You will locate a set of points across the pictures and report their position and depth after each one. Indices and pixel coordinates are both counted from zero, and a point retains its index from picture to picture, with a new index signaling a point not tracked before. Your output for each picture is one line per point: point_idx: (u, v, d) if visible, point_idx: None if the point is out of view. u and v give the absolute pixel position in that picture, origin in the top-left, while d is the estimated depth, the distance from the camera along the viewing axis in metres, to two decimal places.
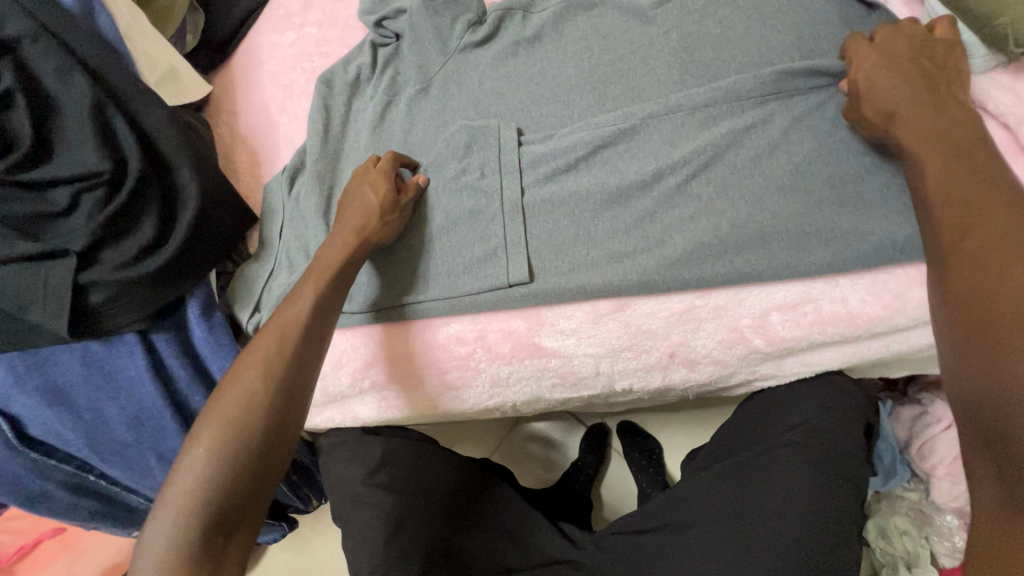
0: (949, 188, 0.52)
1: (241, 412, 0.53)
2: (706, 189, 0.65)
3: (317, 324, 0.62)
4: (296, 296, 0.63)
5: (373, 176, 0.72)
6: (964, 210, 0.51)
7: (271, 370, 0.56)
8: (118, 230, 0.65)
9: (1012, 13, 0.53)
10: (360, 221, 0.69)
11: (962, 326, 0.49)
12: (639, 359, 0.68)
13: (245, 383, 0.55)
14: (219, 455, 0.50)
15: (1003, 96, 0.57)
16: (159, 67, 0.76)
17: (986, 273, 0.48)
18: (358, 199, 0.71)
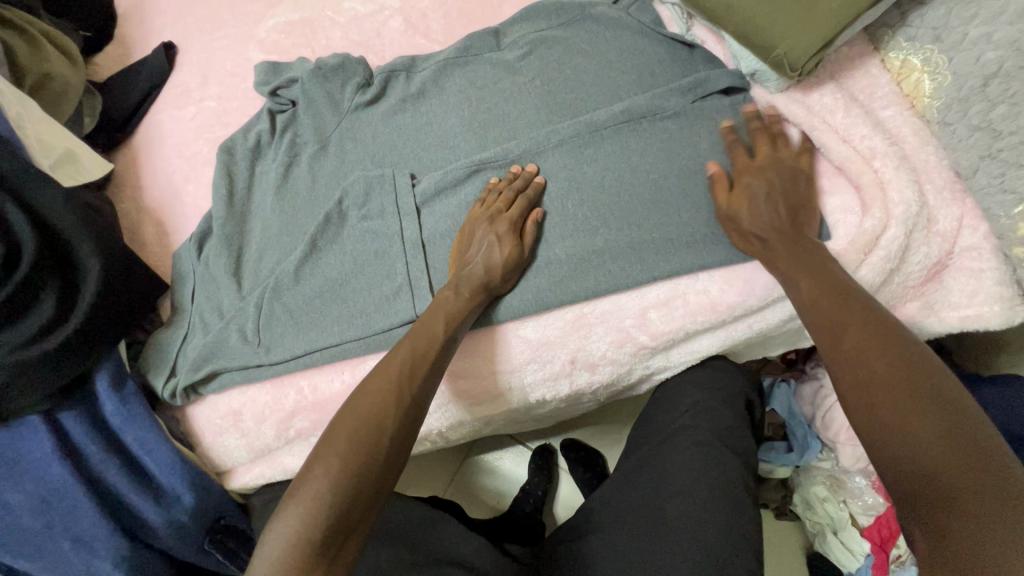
0: (816, 298, 0.58)
1: (367, 448, 0.56)
2: (580, 208, 0.74)
3: (441, 364, 0.65)
4: (429, 333, 0.65)
5: (503, 230, 0.70)
6: (811, 305, 0.58)
7: (400, 401, 0.60)
8: (15, 312, 0.65)
9: (785, 45, 0.65)
10: (481, 278, 0.69)
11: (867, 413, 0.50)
12: (544, 369, 0.74)
13: (372, 417, 0.58)
14: (349, 465, 0.55)
15: (796, 110, 0.70)
16: (55, 152, 0.79)
17: (858, 362, 0.52)
18: (480, 246, 0.70)
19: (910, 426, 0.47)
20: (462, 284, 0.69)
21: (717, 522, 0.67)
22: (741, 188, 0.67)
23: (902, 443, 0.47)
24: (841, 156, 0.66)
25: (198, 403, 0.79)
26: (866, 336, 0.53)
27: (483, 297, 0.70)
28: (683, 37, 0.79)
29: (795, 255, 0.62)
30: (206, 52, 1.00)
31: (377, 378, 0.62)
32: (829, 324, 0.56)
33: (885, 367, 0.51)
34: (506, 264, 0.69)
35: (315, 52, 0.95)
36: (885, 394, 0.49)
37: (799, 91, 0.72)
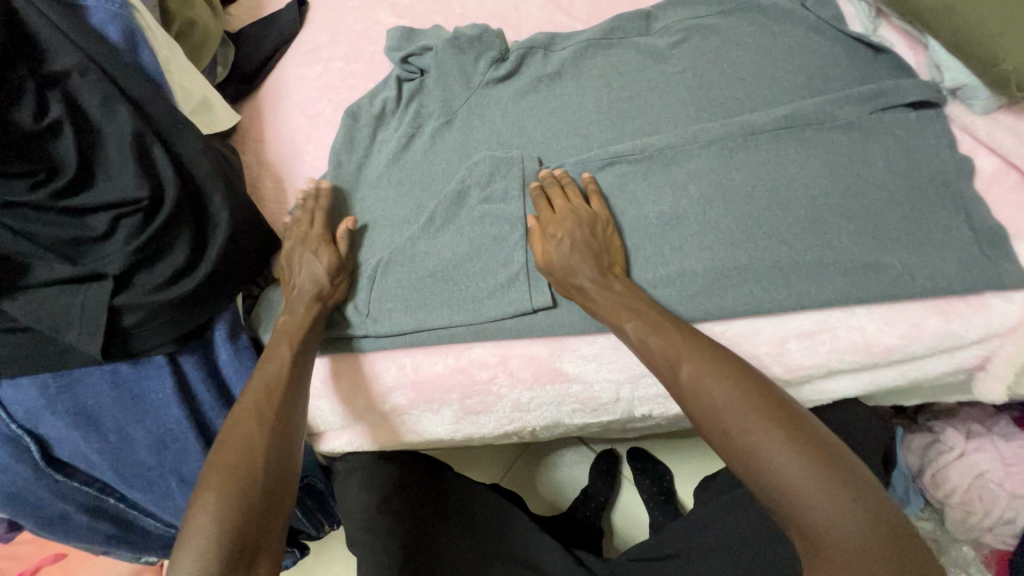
0: (678, 367, 0.58)
1: (243, 467, 0.57)
2: (723, 218, 0.67)
3: (298, 365, 0.67)
4: (276, 348, 0.68)
5: (319, 245, 0.74)
6: (716, 416, 0.54)
7: (265, 414, 0.62)
8: (152, 255, 0.66)
9: (1013, 60, 0.55)
10: (314, 286, 0.73)
11: (789, 495, 0.49)
12: (659, 385, 0.69)
13: (245, 435, 0.59)
14: (236, 485, 0.55)
15: (1005, 137, 0.61)
16: (194, 99, 0.80)
17: (771, 441, 0.50)
18: (299, 261, 0.74)
19: (821, 516, 0.47)
20: (295, 292, 0.73)
21: None
22: (563, 216, 0.69)
23: (828, 548, 0.47)
24: None
25: None
26: (765, 445, 0.50)
27: (321, 307, 0.73)
28: (868, 39, 0.70)
29: (622, 304, 0.64)
30: (338, 11, 0.99)
31: (241, 403, 0.62)
32: (732, 434, 0.52)
33: (791, 457, 0.49)
34: (327, 273, 0.73)
35: (447, 20, 0.91)
36: (799, 506, 0.48)
37: (1011, 114, 0.62)
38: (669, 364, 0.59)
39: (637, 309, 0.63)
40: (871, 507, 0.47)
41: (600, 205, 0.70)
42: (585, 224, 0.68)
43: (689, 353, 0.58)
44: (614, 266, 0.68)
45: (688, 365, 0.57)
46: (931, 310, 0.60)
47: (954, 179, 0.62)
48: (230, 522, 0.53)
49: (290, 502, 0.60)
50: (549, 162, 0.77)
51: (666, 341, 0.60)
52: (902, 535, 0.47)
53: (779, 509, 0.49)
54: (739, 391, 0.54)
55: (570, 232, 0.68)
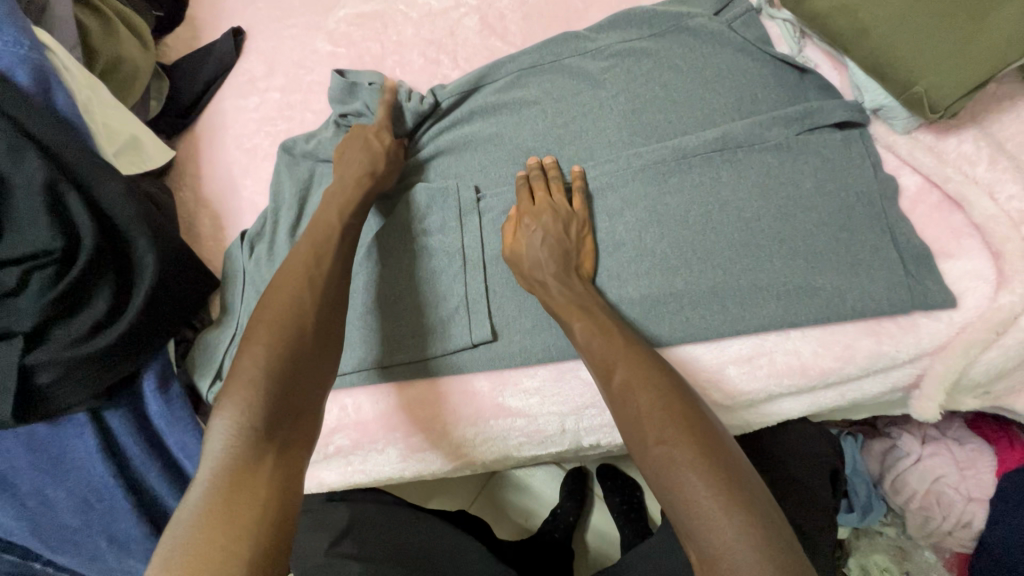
0: (612, 370, 0.57)
1: (291, 339, 0.58)
2: (659, 244, 0.66)
3: (347, 247, 0.68)
4: (326, 223, 0.68)
5: (380, 129, 0.76)
6: (636, 420, 0.54)
7: (307, 293, 0.62)
8: (69, 307, 0.63)
9: (926, 82, 0.56)
10: (366, 166, 0.72)
11: (684, 488, 0.48)
12: (603, 415, 0.68)
13: (292, 304, 0.60)
14: (279, 352, 0.57)
15: (926, 157, 0.61)
16: (119, 139, 0.77)
17: (680, 437, 0.51)
18: (358, 143, 0.74)
19: (714, 517, 0.46)
20: (347, 174, 0.72)
21: None
22: (541, 207, 0.68)
23: (712, 556, 0.45)
24: (985, 215, 0.57)
25: None
26: (676, 450, 0.50)
27: (376, 185, 0.73)
28: (794, 60, 0.70)
29: (576, 305, 0.62)
30: (275, 40, 0.96)
31: (289, 268, 0.63)
32: (647, 442, 0.52)
33: (692, 459, 0.49)
34: (384, 154, 0.74)
35: (384, 46, 0.90)
36: (693, 512, 0.47)
37: (932, 133, 0.62)
38: (604, 370, 0.58)
39: (594, 319, 0.61)
40: (774, 536, 0.45)
41: (582, 205, 0.69)
42: (562, 219, 0.67)
43: (630, 357, 0.57)
44: (580, 266, 0.66)
45: (617, 370, 0.57)
46: (862, 331, 0.60)
47: (880, 200, 0.62)
48: (271, 385, 0.55)
49: (318, 390, 0.59)
50: (487, 192, 0.76)
51: (607, 346, 0.58)
52: (793, 557, 0.45)
53: (674, 509, 0.49)
54: (666, 398, 0.54)
55: (545, 224, 0.66)
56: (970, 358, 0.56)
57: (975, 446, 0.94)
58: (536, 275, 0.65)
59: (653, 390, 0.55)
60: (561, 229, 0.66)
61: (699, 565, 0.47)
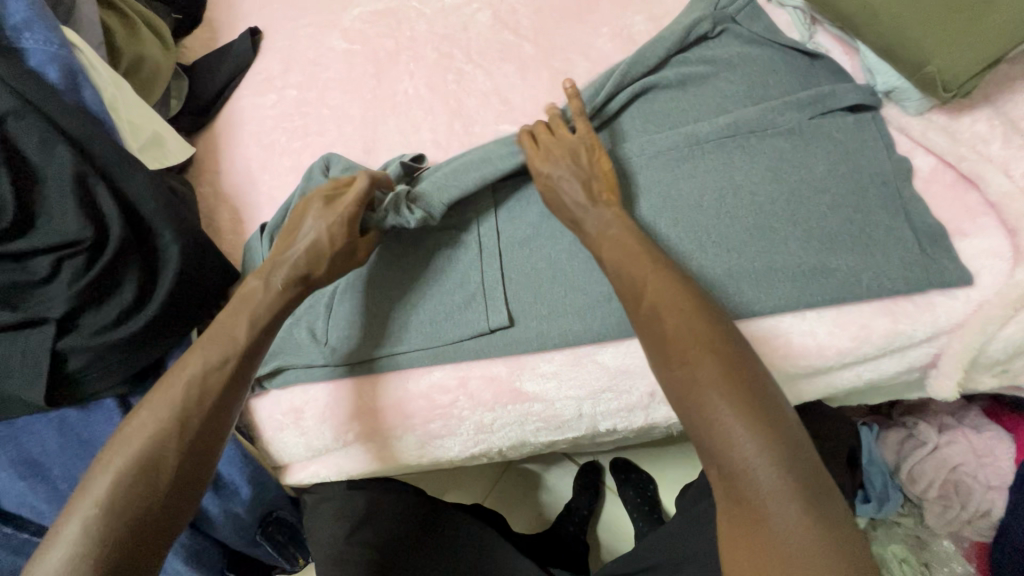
0: (644, 296, 0.57)
1: (138, 488, 0.54)
2: (674, 229, 0.66)
3: (240, 374, 0.62)
4: (225, 342, 0.62)
5: (336, 229, 0.65)
6: (663, 345, 0.54)
7: (202, 397, 0.59)
8: (98, 296, 0.65)
9: (938, 62, 0.56)
10: (301, 268, 0.66)
11: (704, 410, 0.50)
12: (620, 399, 0.69)
13: (147, 445, 0.55)
14: (133, 463, 0.54)
15: (938, 137, 0.62)
16: (143, 135, 0.79)
17: (704, 362, 0.52)
18: (309, 239, 0.66)
19: (731, 436, 0.48)
20: (275, 275, 0.66)
21: None
22: (547, 147, 0.68)
23: (732, 470, 0.48)
24: (999, 193, 0.58)
25: (262, 397, 0.77)
26: (704, 373, 0.51)
27: (304, 289, 0.67)
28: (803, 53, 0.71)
29: (609, 237, 0.62)
30: (291, 39, 0.99)
31: (161, 398, 0.58)
32: (673, 367, 0.53)
33: (715, 385, 0.50)
34: (331, 257, 0.66)
35: (398, 43, 0.91)
36: (716, 431, 0.49)
37: (944, 114, 0.63)
38: (635, 293, 0.58)
39: (628, 252, 0.60)
40: (790, 456, 0.47)
41: (587, 127, 0.69)
42: (571, 150, 0.67)
43: (663, 285, 0.57)
44: (607, 189, 0.66)
45: (649, 297, 0.57)
46: (879, 309, 0.60)
47: (895, 180, 0.62)
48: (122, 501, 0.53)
49: (181, 511, 0.56)
50: (502, 183, 0.77)
51: (638, 274, 0.58)
52: (805, 477, 0.47)
53: (695, 427, 0.51)
54: (697, 325, 0.54)
55: (557, 160, 0.67)
56: (988, 334, 0.57)
57: (992, 434, 0.94)
58: (570, 215, 0.66)
59: (686, 318, 0.54)
60: (570, 159, 0.67)
61: (718, 477, 0.49)
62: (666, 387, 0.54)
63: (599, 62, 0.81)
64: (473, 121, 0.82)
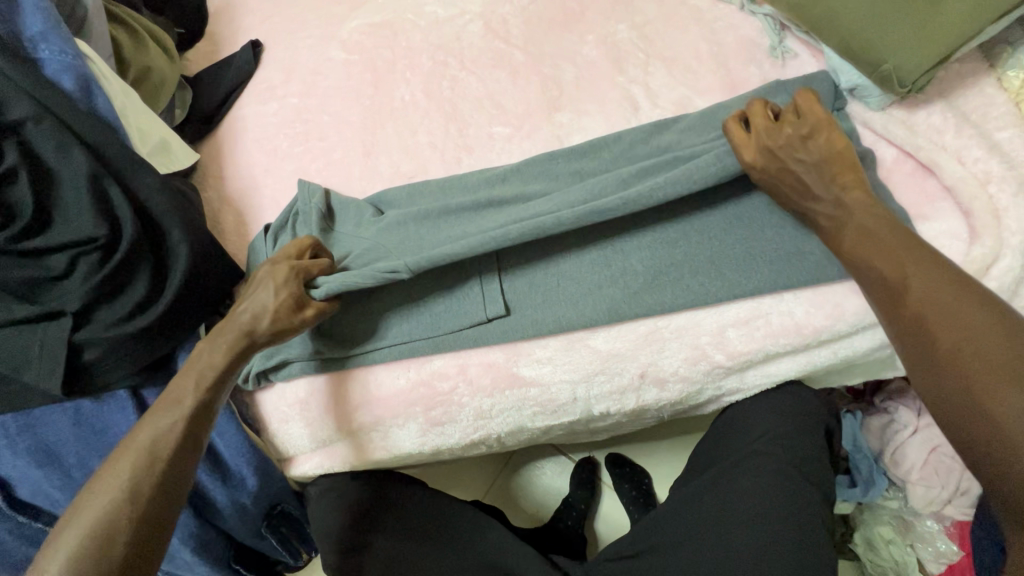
0: (902, 271, 0.56)
1: (96, 553, 0.53)
2: (659, 218, 0.72)
3: (193, 438, 0.62)
4: (184, 400, 0.63)
5: (280, 280, 0.67)
6: (918, 323, 0.54)
7: (176, 429, 0.61)
8: (112, 291, 0.68)
9: (894, 60, 0.62)
10: (243, 325, 0.67)
11: (961, 388, 0.50)
12: (612, 381, 0.72)
13: (107, 510, 0.55)
14: (114, 497, 0.56)
15: (899, 129, 0.67)
16: (151, 140, 0.82)
17: (971, 341, 0.51)
18: (253, 295, 0.68)
19: (999, 410, 0.47)
20: (221, 333, 0.67)
21: (791, 558, 0.65)
22: (774, 134, 0.64)
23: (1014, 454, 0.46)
24: (956, 177, 0.62)
25: (267, 389, 0.80)
26: (980, 368, 0.49)
27: (248, 348, 0.67)
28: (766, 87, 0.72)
29: (861, 230, 0.60)
30: (291, 50, 1.03)
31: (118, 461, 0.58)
32: (932, 342, 0.53)
33: (989, 357, 0.50)
34: (274, 312, 0.67)
35: (394, 53, 0.96)
36: (1007, 437, 0.47)
37: (903, 108, 0.68)
38: (865, 269, 0.59)
39: (870, 243, 0.59)
40: None
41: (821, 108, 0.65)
42: (807, 132, 0.64)
43: (922, 266, 0.56)
44: (846, 171, 0.62)
45: (895, 289, 0.56)
46: (850, 289, 0.66)
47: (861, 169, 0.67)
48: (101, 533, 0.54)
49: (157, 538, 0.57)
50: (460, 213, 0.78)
51: (892, 260, 0.57)
52: None
53: (952, 409, 0.51)
54: (959, 315, 0.52)
55: (788, 149, 0.64)
56: None
57: None
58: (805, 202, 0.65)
59: (956, 299, 0.53)
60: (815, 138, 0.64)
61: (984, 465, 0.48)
62: (916, 367, 0.55)
63: (587, 68, 0.85)
64: (468, 125, 0.87)
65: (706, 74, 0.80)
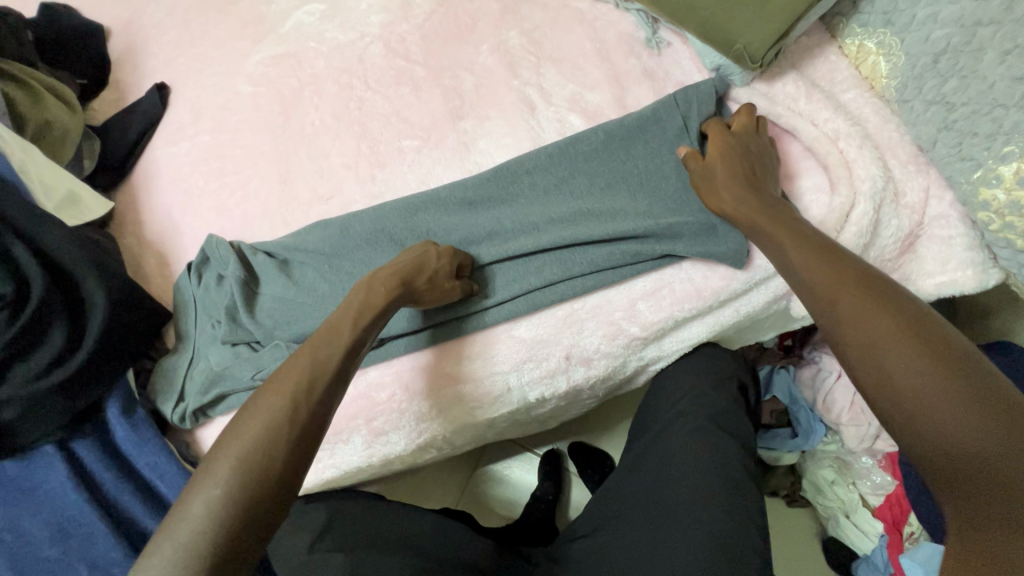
0: (796, 254, 0.59)
1: (263, 464, 0.51)
2: (564, 208, 0.76)
3: (345, 369, 0.61)
4: (335, 335, 0.62)
5: (442, 249, 0.73)
6: (811, 289, 0.56)
7: (334, 350, 0.61)
8: (26, 347, 0.68)
9: (743, 39, 0.71)
10: (406, 274, 0.69)
11: (856, 342, 0.51)
12: (540, 367, 0.75)
13: (263, 435, 0.53)
14: (284, 409, 0.55)
15: (761, 101, 0.74)
16: (58, 194, 0.82)
17: (853, 297, 0.53)
18: (417, 255, 0.71)
19: (896, 372, 0.47)
20: (377, 280, 0.68)
21: (723, 504, 0.68)
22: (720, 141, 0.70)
23: (918, 405, 0.45)
24: (810, 138, 0.71)
25: (207, 425, 0.80)
26: (863, 333, 0.50)
27: (404, 294, 0.68)
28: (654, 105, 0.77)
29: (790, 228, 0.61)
30: (198, 89, 1.03)
31: (280, 381, 0.57)
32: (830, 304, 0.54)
33: (865, 309, 0.51)
34: (433, 272, 0.70)
35: (300, 81, 0.98)
36: (906, 387, 0.46)
37: (763, 82, 0.77)
38: (773, 247, 0.61)
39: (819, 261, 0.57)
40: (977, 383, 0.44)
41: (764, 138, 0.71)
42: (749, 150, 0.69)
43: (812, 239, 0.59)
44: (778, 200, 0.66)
45: (814, 262, 0.57)
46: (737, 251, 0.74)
47: None
48: (273, 449, 0.52)
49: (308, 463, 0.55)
50: (378, 236, 0.80)
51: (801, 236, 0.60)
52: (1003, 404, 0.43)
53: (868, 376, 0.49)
54: (856, 289, 0.53)
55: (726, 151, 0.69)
56: None
57: None
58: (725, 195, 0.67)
59: (830, 264, 0.56)
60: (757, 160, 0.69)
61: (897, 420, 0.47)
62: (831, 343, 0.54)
63: (484, 75, 0.89)
64: (378, 141, 0.89)
65: (593, 70, 0.86)
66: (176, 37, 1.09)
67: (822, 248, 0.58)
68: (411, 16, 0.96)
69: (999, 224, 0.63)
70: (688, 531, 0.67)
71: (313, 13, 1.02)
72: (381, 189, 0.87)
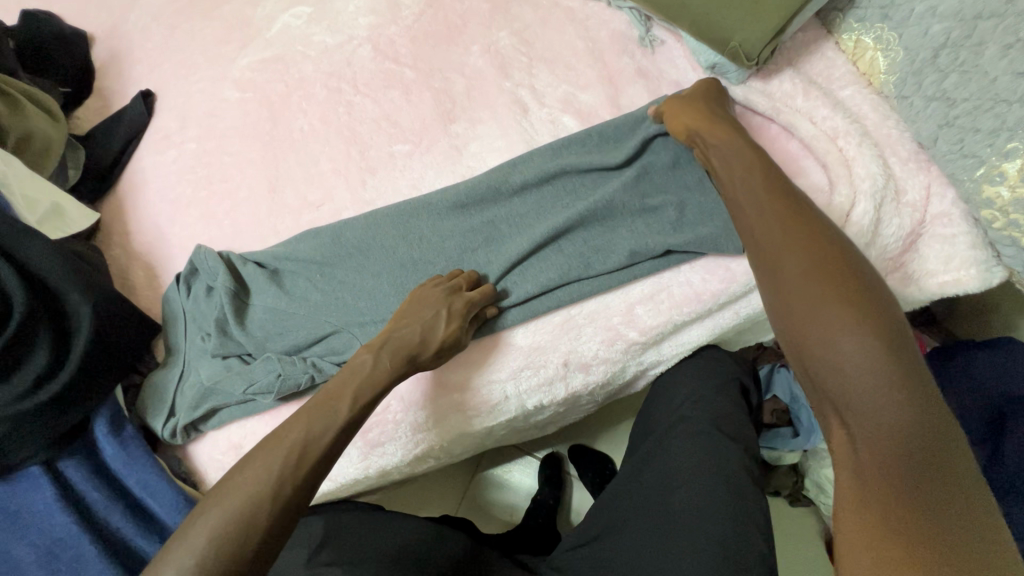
0: (746, 200, 0.58)
1: (237, 540, 0.50)
2: (559, 211, 0.75)
3: (336, 449, 0.59)
4: (330, 411, 0.60)
5: (456, 308, 0.68)
6: (758, 235, 0.56)
7: (329, 429, 0.59)
8: (7, 365, 0.66)
9: (738, 37, 0.70)
10: (412, 347, 0.66)
11: (790, 292, 0.51)
12: (538, 374, 0.74)
13: (242, 509, 0.52)
14: (266, 484, 0.53)
15: (758, 99, 0.73)
16: (41, 206, 0.80)
17: (794, 247, 0.53)
18: (426, 317, 0.68)
19: (823, 324, 0.48)
20: (385, 350, 0.65)
21: (724, 511, 0.67)
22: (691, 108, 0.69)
23: (836, 359, 0.47)
24: (809, 136, 0.70)
25: (199, 440, 0.79)
26: (801, 274, 0.51)
27: (409, 368, 0.66)
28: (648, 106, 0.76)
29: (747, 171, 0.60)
30: (184, 95, 1.01)
31: (268, 453, 0.55)
32: (770, 251, 0.54)
33: (800, 262, 0.52)
34: (440, 341, 0.67)
35: (289, 86, 0.96)
36: (826, 340, 0.47)
37: (759, 79, 0.76)
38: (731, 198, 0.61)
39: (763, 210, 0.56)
40: (894, 347, 0.46)
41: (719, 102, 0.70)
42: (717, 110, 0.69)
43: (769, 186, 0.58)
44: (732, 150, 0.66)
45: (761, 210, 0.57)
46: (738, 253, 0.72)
47: None
48: (250, 525, 0.51)
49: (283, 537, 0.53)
50: (371, 243, 0.78)
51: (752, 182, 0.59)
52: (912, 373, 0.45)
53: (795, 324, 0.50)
54: (799, 234, 0.54)
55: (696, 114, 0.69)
56: None
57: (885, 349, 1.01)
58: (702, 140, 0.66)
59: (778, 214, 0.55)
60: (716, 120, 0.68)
61: (811, 370, 0.48)
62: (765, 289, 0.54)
63: (475, 77, 0.88)
64: (369, 147, 0.88)
65: (586, 70, 0.84)
66: (161, 42, 1.07)
67: (773, 198, 0.57)
68: (400, 19, 0.94)
69: (1003, 222, 0.62)
70: (690, 538, 0.66)
71: (300, 17, 1.00)
72: (372, 195, 0.85)
